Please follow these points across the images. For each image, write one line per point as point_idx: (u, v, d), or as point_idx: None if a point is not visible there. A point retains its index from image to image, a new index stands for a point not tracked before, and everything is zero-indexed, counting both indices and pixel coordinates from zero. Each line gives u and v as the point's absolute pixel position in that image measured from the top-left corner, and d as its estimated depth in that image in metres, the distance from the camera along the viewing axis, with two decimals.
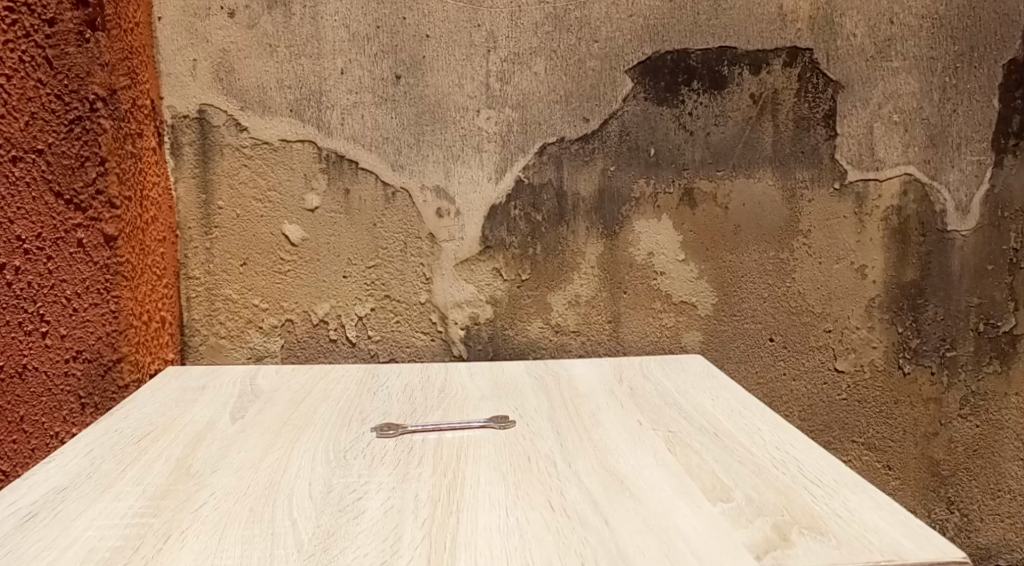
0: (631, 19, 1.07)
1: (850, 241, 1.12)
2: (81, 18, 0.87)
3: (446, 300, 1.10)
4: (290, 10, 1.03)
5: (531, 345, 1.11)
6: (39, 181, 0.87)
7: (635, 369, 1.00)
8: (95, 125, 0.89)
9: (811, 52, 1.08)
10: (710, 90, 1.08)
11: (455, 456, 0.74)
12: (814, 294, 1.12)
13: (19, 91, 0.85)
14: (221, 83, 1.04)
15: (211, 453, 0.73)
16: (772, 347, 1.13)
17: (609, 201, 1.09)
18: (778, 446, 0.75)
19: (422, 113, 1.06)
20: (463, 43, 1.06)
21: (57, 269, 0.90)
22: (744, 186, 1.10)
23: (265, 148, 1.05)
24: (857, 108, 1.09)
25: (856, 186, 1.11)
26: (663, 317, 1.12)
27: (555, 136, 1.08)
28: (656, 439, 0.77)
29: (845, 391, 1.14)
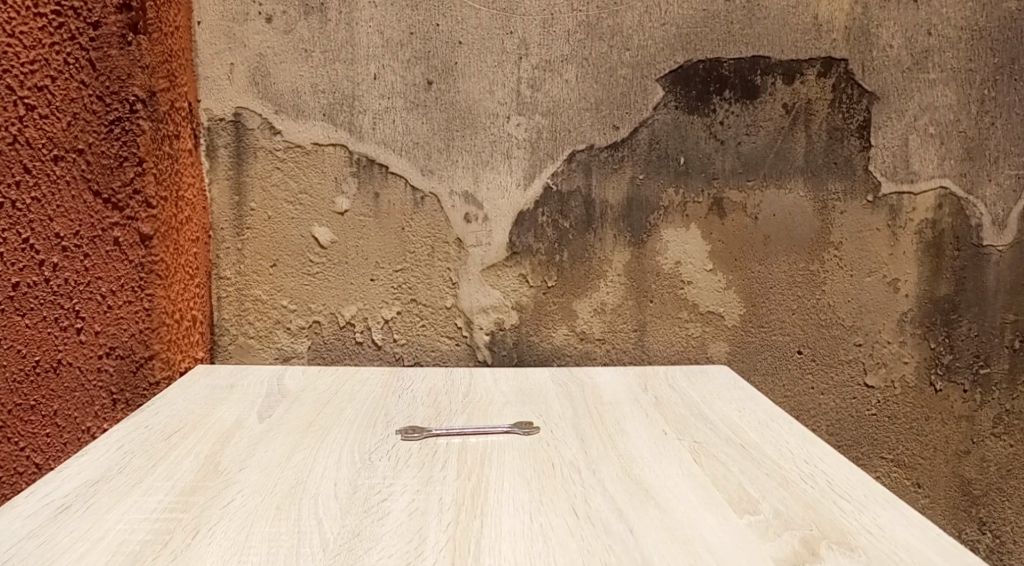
0: (664, 28, 1.06)
1: (883, 254, 1.10)
2: (123, 22, 0.89)
3: (472, 304, 1.10)
4: (326, 16, 1.05)
5: (555, 352, 1.11)
6: (79, 180, 0.89)
7: (661, 378, 0.99)
8: (134, 126, 0.90)
9: (846, 62, 1.07)
10: (742, 100, 1.08)
11: (479, 460, 0.74)
12: (844, 307, 1.11)
13: (62, 92, 0.88)
14: (257, 87, 1.06)
15: (239, 451, 0.74)
16: (800, 360, 1.11)
17: (637, 209, 1.09)
18: (807, 460, 0.74)
19: (452, 119, 1.07)
20: (495, 50, 1.06)
21: (93, 267, 0.91)
22: (774, 197, 1.09)
23: (297, 152, 1.07)
24: (892, 120, 1.08)
25: (889, 198, 1.09)
26: (689, 327, 1.11)
27: (584, 143, 1.08)
28: (681, 450, 0.77)
29: (874, 406, 1.12)
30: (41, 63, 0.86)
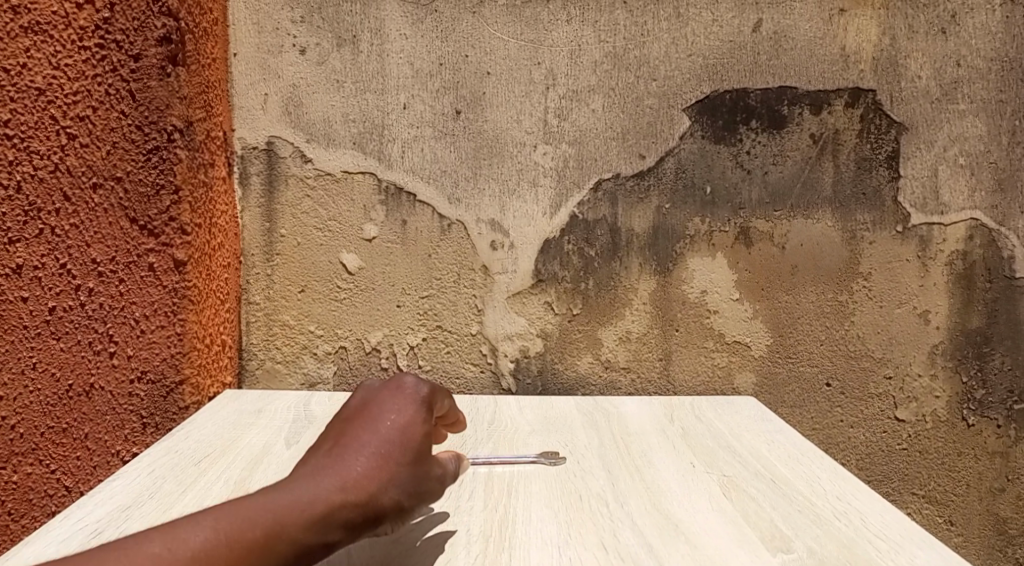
0: (690, 59, 1.07)
1: (913, 286, 1.09)
2: (163, 54, 0.91)
3: (497, 332, 1.10)
4: (358, 47, 1.07)
5: (580, 381, 1.11)
6: (117, 207, 0.91)
7: (686, 409, 0.98)
8: (171, 155, 0.92)
9: (874, 93, 1.07)
10: (769, 130, 1.08)
11: (506, 491, 0.74)
12: (874, 338, 1.09)
13: (102, 122, 0.89)
14: (290, 116, 1.08)
15: (267, 477, 0.75)
16: (829, 392, 1.10)
17: (663, 238, 1.09)
18: (839, 496, 0.73)
19: (480, 147, 1.08)
20: (523, 80, 1.08)
21: (128, 292, 0.93)
22: (801, 227, 1.09)
23: (327, 179, 1.09)
24: (922, 150, 1.07)
25: (919, 229, 1.08)
26: (716, 357, 1.10)
27: (610, 173, 1.08)
28: (710, 483, 0.76)
29: (905, 441, 1.10)
30: (83, 93, 0.88)
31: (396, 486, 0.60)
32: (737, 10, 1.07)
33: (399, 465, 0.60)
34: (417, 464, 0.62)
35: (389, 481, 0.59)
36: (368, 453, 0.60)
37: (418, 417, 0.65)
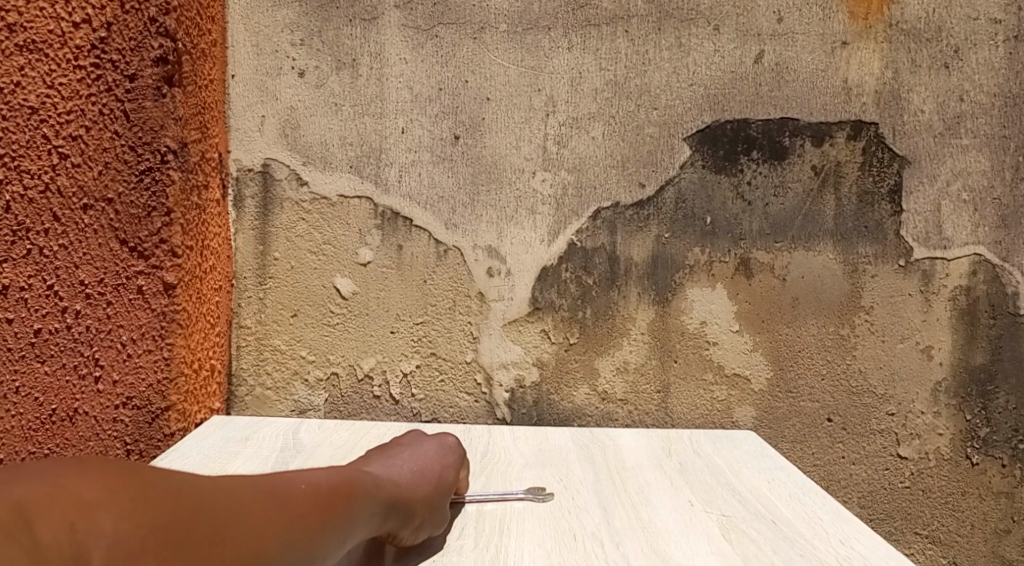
0: (692, 88, 1.06)
1: (916, 321, 1.07)
2: (160, 75, 0.89)
3: (492, 360, 1.08)
4: (357, 71, 1.06)
5: (576, 412, 1.09)
6: (107, 228, 0.90)
7: (685, 443, 0.96)
8: (164, 176, 0.90)
9: (876, 126, 1.06)
10: (770, 161, 1.07)
11: (498, 529, 0.72)
12: (876, 374, 1.07)
13: (95, 142, 0.88)
14: (286, 139, 1.07)
15: None
16: (830, 428, 1.08)
17: (663, 268, 1.08)
18: (842, 540, 0.72)
19: (478, 173, 1.07)
20: (523, 106, 1.07)
21: (116, 315, 0.91)
22: (803, 259, 1.07)
23: (323, 203, 1.07)
24: (924, 184, 1.06)
25: (921, 264, 1.07)
26: (714, 390, 1.08)
27: (609, 201, 1.07)
28: (710, 525, 0.74)
29: (908, 479, 1.08)
30: (77, 113, 0.87)
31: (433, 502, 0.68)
32: (739, 41, 1.06)
33: (437, 487, 0.69)
34: (447, 491, 0.71)
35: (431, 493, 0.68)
36: (417, 468, 0.69)
37: (452, 458, 0.75)
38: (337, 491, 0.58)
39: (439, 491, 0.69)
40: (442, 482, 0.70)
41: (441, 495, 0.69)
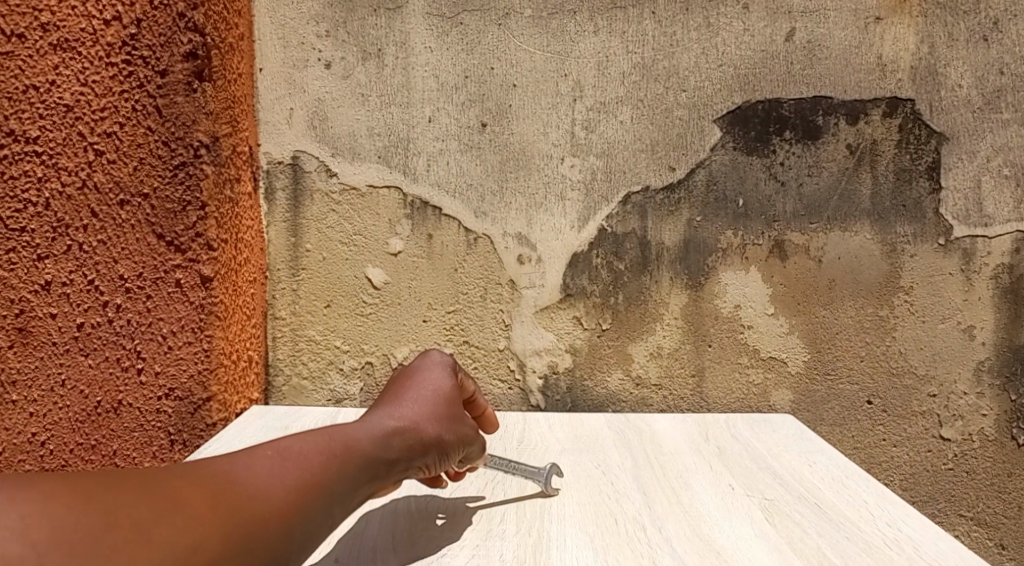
0: (721, 69, 1.05)
1: (956, 300, 1.05)
2: (190, 70, 0.89)
3: (525, 347, 1.08)
4: (383, 61, 1.06)
5: (610, 398, 1.08)
6: (144, 223, 0.90)
7: (722, 428, 0.95)
8: (198, 170, 0.90)
9: (913, 102, 1.04)
10: (804, 140, 1.05)
11: (540, 514, 0.72)
12: (916, 354, 1.05)
13: (130, 138, 0.89)
14: (315, 131, 1.07)
15: None
16: (870, 410, 1.06)
17: (695, 251, 1.06)
18: (889, 522, 0.71)
19: (506, 160, 1.06)
20: (550, 92, 1.06)
21: (155, 308, 0.92)
22: (839, 239, 1.05)
23: (352, 194, 1.07)
24: (964, 160, 1.04)
25: (962, 242, 1.05)
26: (751, 374, 1.07)
27: (640, 185, 1.06)
28: (752, 508, 0.74)
29: (951, 460, 1.06)
30: (110, 109, 0.88)
31: (445, 432, 0.67)
32: (769, 19, 1.04)
33: (449, 417, 0.68)
34: (460, 419, 0.69)
35: (442, 423, 0.67)
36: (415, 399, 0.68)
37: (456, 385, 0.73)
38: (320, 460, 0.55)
39: (450, 419, 0.68)
40: (454, 413, 0.69)
41: (455, 425, 0.68)
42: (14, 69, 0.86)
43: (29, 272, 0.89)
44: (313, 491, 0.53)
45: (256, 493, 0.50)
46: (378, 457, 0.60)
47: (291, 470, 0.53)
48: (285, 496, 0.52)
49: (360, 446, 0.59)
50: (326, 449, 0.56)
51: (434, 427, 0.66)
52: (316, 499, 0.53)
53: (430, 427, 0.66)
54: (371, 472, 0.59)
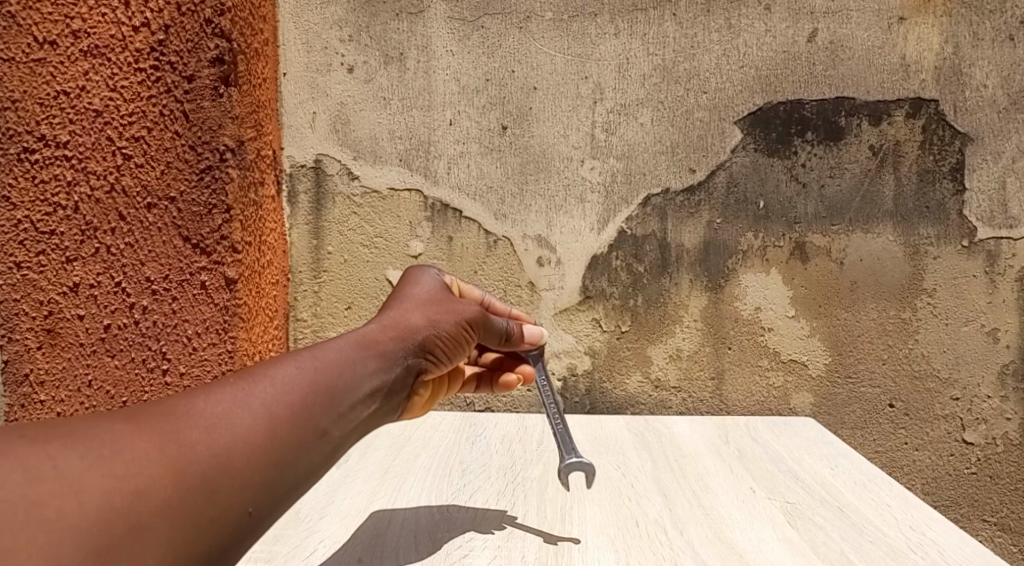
0: (743, 70, 1.05)
1: (980, 303, 1.04)
2: (217, 75, 0.90)
3: (544, 349, 1.08)
4: (405, 65, 1.07)
5: (630, 400, 1.08)
6: (171, 226, 0.91)
7: (743, 430, 0.95)
8: (223, 174, 0.91)
9: (937, 103, 1.03)
10: (826, 142, 1.04)
11: (561, 516, 0.73)
12: (939, 358, 1.05)
13: (158, 142, 0.90)
14: (337, 134, 1.08)
15: (318, 497, 0.77)
16: (892, 413, 1.06)
17: (715, 254, 1.06)
18: (913, 526, 0.71)
19: (527, 163, 1.07)
20: (570, 94, 1.06)
21: (181, 310, 0.93)
22: (861, 241, 1.05)
23: (374, 196, 1.08)
24: (988, 161, 1.03)
25: (986, 244, 1.04)
26: (771, 376, 1.07)
27: (659, 187, 1.06)
28: (774, 511, 0.74)
29: (974, 465, 1.05)
30: (139, 114, 0.89)
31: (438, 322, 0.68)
32: (791, 20, 1.04)
33: (447, 313, 0.70)
34: (451, 311, 0.70)
35: (434, 323, 0.68)
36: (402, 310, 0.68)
37: (444, 291, 0.75)
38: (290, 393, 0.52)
39: (446, 316, 0.69)
40: (452, 309, 0.71)
41: (450, 316, 0.69)
42: (46, 74, 0.88)
43: (58, 275, 0.91)
44: (291, 415, 0.51)
45: (223, 424, 0.48)
46: (366, 368, 0.59)
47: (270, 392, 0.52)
48: (258, 423, 0.50)
49: (342, 358, 0.58)
50: (305, 362, 0.55)
51: (425, 327, 0.67)
52: (298, 423, 0.52)
53: (419, 329, 0.66)
54: (361, 385, 0.58)
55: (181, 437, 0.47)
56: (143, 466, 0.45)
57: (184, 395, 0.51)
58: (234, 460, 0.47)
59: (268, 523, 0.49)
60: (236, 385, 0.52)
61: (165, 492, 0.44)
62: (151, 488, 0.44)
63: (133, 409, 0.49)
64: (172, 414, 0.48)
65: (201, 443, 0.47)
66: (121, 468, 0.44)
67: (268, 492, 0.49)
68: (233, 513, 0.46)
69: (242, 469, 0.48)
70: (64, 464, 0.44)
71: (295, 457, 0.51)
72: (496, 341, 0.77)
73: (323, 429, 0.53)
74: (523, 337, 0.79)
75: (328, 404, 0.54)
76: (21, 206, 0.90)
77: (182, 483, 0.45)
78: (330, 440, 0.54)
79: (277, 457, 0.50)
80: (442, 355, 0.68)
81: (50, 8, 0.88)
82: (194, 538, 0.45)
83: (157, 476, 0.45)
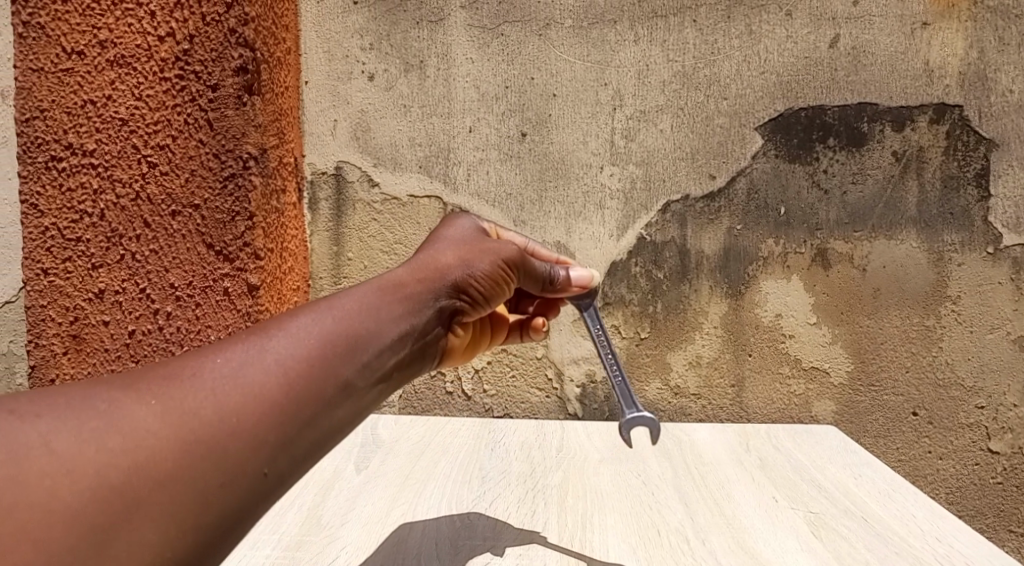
0: (763, 76, 1.04)
1: (1006, 310, 1.03)
2: (240, 83, 0.91)
3: (563, 356, 1.08)
4: (425, 72, 1.08)
5: (649, 407, 1.08)
6: (195, 233, 0.92)
7: (763, 438, 0.95)
8: (246, 182, 0.92)
9: (961, 108, 1.02)
10: (848, 148, 1.04)
11: (581, 524, 0.73)
12: (964, 366, 1.03)
13: (182, 150, 0.91)
14: (358, 142, 1.09)
15: (339, 503, 0.78)
16: (916, 422, 1.04)
17: (735, 260, 1.06)
18: (939, 537, 0.70)
19: (546, 169, 1.07)
20: (589, 101, 1.06)
21: (204, 316, 0.94)
22: (884, 248, 1.04)
23: (393, 203, 1.09)
24: (1014, 167, 1.02)
25: (1011, 251, 1.03)
26: (792, 384, 1.06)
27: (679, 194, 1.06)
28: (797, 521, 0.73)
29: (1000, 474, 1.04)
30: (164, 123, 0.91)
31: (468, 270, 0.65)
32: (813, 25, 1.03)
33: (481, 254, 0.67)
34: (484, 254, 0.67)
35: (466, 264, 0.66)
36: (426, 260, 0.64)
37: (481, 234, 0.72)
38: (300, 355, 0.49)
39: (479, 257, 0.67)
40: (487, 250, 0.68)
41: (484, 260, 0.67)
42: (74, 84, 0.90)
43: (84, 281, 0.93)
44: (304, 371, 0.49)
45: (229, 384, 0.46)
46: (387, 318, 0.56)
47: (278, 353, 0.49)
48: (266, 381, 0.47)
49: (360, 309, 0.55)
50: (318, 320, 0.52)
51: (454, 270, 0.65)
52: (310, 379, 0.49)
53: (447, 274, 0.64)
54: (382, 336, 0.55)
55: (183, 401, 0.45)
56: (143, 432, 0.43)
57: (191, 356, 0.49)
58: (241, 421, 0.45)
59: (287, 483, 0.47)
60: (244, 344, 0.50)
61: (166, 458, 0.43)
62: (150, 454, 0.42)
63: (139, 372, 0.48)
64: (175, 377, 0.46)
65: (205, 406, 0.45)
66: (119, 437, 0.43)
67: (281, 452, 0.46)
68: (244, 474, 0.44)
69: (250, 429, 0.45)
70: (61, 435, 0.42)
71: (310, 415, 0.48)
72: (540, 287, 0.74)
73: (341, 385, 0.51)
74: (570, 281, 0.76)
75: (345, 358, 0.52)
76: (49, 213, 0.92)
77: (185, 447, 0.43)
78: (350, 395, 0.51)
79: (288, 416, 0.47)
80: (476, 297, 0.66)
81: (77, 18, 0.89)
82: (201, 503, 0.43)
83: (157, 442, 0.43)
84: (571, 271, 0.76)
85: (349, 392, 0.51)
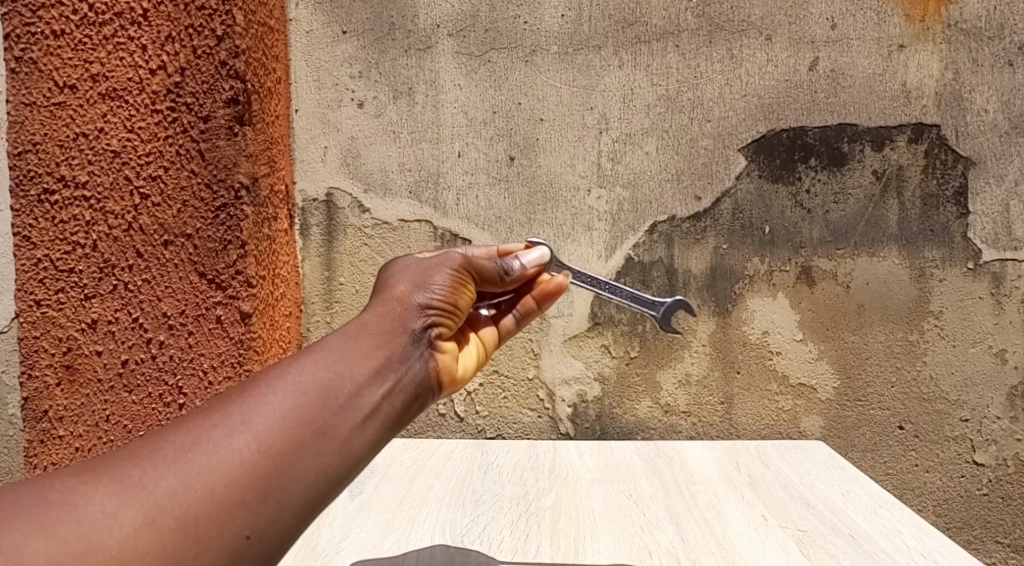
0: (746, 99, 1.06)
1: (987, 324, 1.05)
2: (231, 115, 0.92)
3: (554, 376, 1.10)
4: (414, 99, 1.09)
5: (639, 426, 1.09)
6: (187, 262, 0.93)
7: (753, 456, 0.96)
8: (238, 211, 0.93)
9: (939, 127, 1.04)
10: (829, 167, 1.06)
11: (574, 547, 0.73)
12: (947, 380, 1.05)
13: (174, 181, 0.92)
14: (348, 168, 1.11)
15: (334, 531, 0.78)
16: (902, 436, 1.06)
17: (722, 279, 1.07)
18: (925, 554, 0.71)
19: (534, 193, 1.09)
20: (576, 125, 1.08)
21: (197, 344, 0.95)
22: (867, 264, 1.06)
23: (384, 228, 1.10)
24: (991, 185, 1.04)
25: (991, 266, 1.05)
26: (779, 400, 1.08)
27: (665, 214, 1.08)
28: (786, 540, 0.74)
29: (985, 486, 1.06)
30: (155, 154, 0.92)
31: (424, 293, 0.64)
32: (792, 49, 1.05)
33: (431, 271, 0.66)
34: (433, 271, 0.66)
35: (423, 285, 0.64)
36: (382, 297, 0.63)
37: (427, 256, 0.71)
38: (260, 412, 0.49)
39: (431, 276, 0.65)
40: (435, 266, 0.66)
41: (437, 279, 0.65)
42: (66, 117, 0.91)
43: (77, 311, 0.93)
44: (270, 427, 0.49)
45: (188, 456, 0.46)
46: (355, 360, 0.55)
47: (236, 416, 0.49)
48: (231, 445, 0.47)
49: (325, 358, 0.55)
50: (274, 379, 0.52)
51: (415, 294, 0.63)
52: (277, 432, 0.49)
53: (407, 301, 0.63)
54: (354, 378, 0.54)
55: (143, 478, 0.45)
56: (101, 514, 0.43)
57: (152, 435, 0.49)
58: (209, 487, 0.45)
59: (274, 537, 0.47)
60: (206, 413, 0.50)
61: (130, 538, 0.42)
62: (109, 536, 0.42)
63: (100, 458, 0.48)
64: (135, 456, 0.47)
65: (166, 479, 0.45)
66: (73, 523, 0.42)
67: (260, 512, 0.46)
68: (222, 540, 0.44)
69: (220, 495, 0.45)
70: (9, 531, 0.41)
71: (285, 470, 0.48)
72: (500, 281, 0.71)
73: (317, 432, 0.50)
74: (525, 267, 0.72)
75: (316, 407, 0.51)
76: (41, 245, 0.92)
77: (148, 523, 0.43)
78: (329, 441, 0.51)
79: (262, 473, 0.47)
80: (444, 314, 0.64)
81: (70, 53, 0.90)
82: None
83: (117, 523, 0.43)
84: (523, 257, 0.73)
85: (328, 438, 0.51)
